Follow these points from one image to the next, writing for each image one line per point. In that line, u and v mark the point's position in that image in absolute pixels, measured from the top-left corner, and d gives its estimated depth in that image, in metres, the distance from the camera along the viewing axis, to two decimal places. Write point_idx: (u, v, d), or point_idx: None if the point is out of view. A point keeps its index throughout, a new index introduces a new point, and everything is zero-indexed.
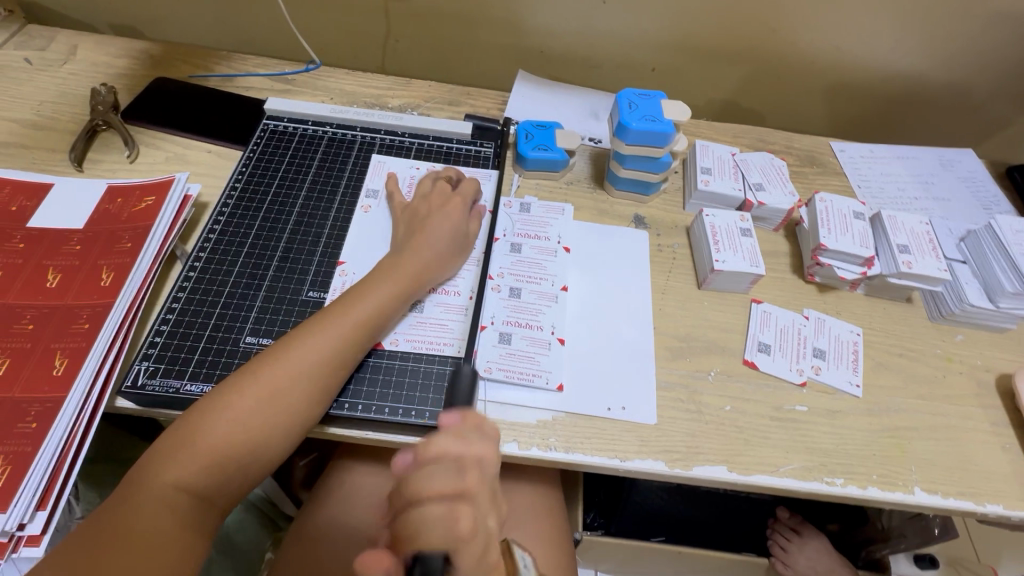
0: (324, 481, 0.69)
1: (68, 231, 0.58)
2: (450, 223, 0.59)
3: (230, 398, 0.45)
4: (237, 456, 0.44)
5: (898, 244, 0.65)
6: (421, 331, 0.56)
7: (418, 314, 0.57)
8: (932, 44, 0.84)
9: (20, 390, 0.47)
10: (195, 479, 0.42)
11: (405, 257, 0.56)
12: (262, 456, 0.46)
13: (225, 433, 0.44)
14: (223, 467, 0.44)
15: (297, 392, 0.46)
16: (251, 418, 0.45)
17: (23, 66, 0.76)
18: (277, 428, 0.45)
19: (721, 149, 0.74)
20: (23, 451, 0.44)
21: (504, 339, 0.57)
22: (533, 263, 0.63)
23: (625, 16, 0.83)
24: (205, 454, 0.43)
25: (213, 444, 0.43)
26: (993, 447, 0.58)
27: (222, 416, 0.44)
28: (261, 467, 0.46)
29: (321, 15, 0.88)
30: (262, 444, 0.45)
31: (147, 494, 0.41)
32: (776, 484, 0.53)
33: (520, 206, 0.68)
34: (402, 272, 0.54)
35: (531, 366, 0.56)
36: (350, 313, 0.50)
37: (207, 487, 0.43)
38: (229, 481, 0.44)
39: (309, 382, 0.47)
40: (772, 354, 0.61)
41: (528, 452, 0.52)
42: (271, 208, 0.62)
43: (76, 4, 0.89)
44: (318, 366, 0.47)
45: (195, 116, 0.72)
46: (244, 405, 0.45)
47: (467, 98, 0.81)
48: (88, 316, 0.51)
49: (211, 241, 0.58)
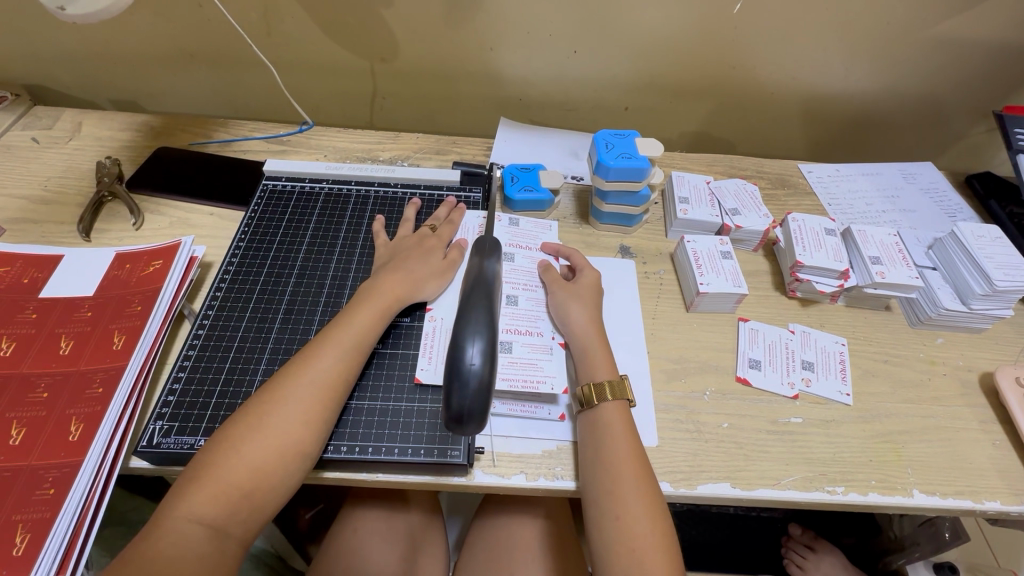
0: (337, 528, 0.70)
1: (80, 298, 0.60)
2: (425, 255, 0.62)
3: (234, 431, 0.47)
4: (243, 485, 0.45)
5: (870, 256, 0.68)
6: (515, 370, 0.56)
7: (508, 353, 0.57)
8: (879, 69, 0.91)
9: (37, 458, 0.48)
10: (205, 512, 0.43)
11: (382, 278, 0.59)
12: (271, 487, 0.46)
13: (227, 464, 0.45)
14: (231, 497, 0.44)
15: (292, 416, 0.47)
16: (249, 446, 0.46)
17: (30, 145, 0.80)
18: (273, 452, 0.46)
19: (696, 178, 0.79)
20: (43, 517, 0.45)
21: (506, 348, 0.58)
22: (527, 271, 0.66)
23: (595, 63, 0.89)
24: (212, 486, 0.44)
25: (218, 474, 0.44)
26: (984, 444, 0.60)
27: (231, 448, 0.46)
28: (272, 496, 0.46)
29: (311, 79, 0.93)
30: (262, 470, 0.45)
31: (163, 530, 0.42)
32: (780, 496, 0.54)
33: (510, 220, 0.71)
34: (383, 294, 0.57)
35: (535, 372, 0.56)
36: (335, 340, 0.52)
37: (221, 519, 0.44)
38: (240, 512, 0.44)
39: (306, 405, 0.48)
40: (763, 369, 0.63)
41: (537, 483, 0.53)
42: (267, 257, 0.65)
43: (80, 84, 0.94)
44: (313, 389, 0.49)
45: (197, 181, 0.76)
46: (247, 435, 0.46)
47: (453, 147, 0.86)
48: (101, 379, 0.53)
49: (220, 295, 0.61)
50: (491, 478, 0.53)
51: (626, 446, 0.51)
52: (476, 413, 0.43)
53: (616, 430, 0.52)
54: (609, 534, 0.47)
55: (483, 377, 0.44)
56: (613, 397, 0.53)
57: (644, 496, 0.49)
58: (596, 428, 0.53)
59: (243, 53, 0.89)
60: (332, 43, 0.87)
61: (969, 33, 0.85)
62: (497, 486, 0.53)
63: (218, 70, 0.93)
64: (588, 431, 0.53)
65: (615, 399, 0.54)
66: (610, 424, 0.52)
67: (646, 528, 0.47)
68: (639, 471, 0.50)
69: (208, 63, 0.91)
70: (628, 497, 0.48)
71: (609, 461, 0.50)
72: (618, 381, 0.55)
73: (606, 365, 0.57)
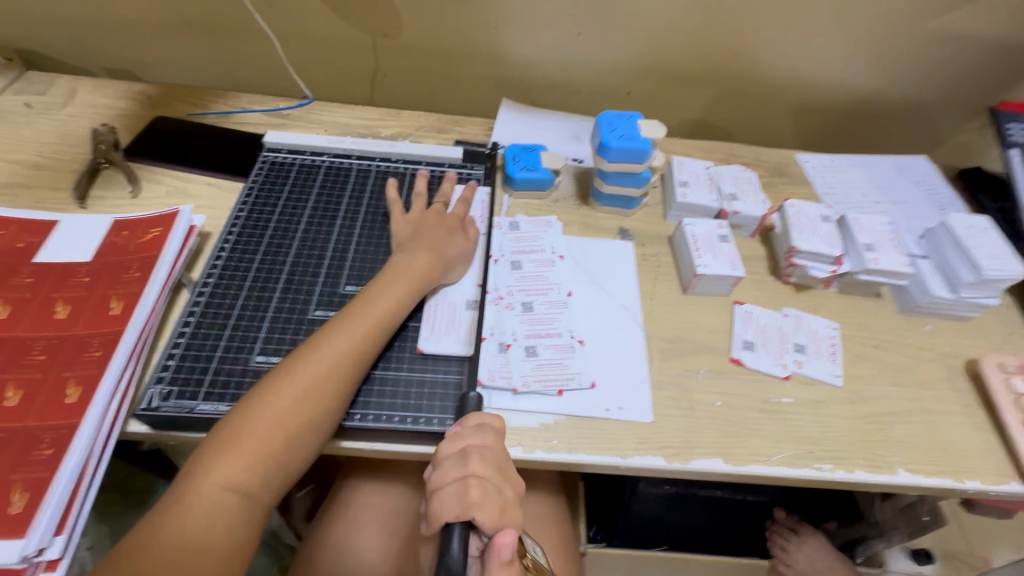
0: (333, 501, 0.70)
1: (75, 264, 0.59)
2: (449, 235, 0.64)
3: (266, 399, 0.47)
4: (278, 454, 0.45)
5: (864, 243, 0.69)
6: (544, 371, 0.58)
7: (534, 357, 0.59)
8: (878, 62, 0.92)
9: (34, 419, 0.48)
10: (238, 479, 0.44)
11: (418, 259, 0.60)
12: (302, 458, 0.47)
13: (265, 433, 0.45)
14: (266, 465, 0.45)
15: (331, 389, 0.48)
16: (288, 418, 0.46)
17: (23, 110, 0.78)
18: (309, 424, 0.47)
19: (695, 163, 0.79)
20: (39, 477, 0.45)
21: (531, 352, 0.60)
22: (536, 276, 0.66)
23: (599, 46, 0.89)
24: (250, 454, 0.45)
25: (256, 443, 0.45)
26: (967, 427, 0.61)
27: (262, 417, 0.46)
28: (303, 465, 0.47)
29: (312, 54, 0.92)
30: (299, 441, 0.46)
31: (197, 494, 0.42)
32: (769, 472, 0.55)
33: (510, 224, 0.72)
34: (412, 270, 0.58)
35: (563, 372, 0.59)
36: (367, 315, 0.53)
37: (253, 486, 0.44)
38: (273, 480, 0.45)
39: (339, 378, 0.49)
40: (756, 351, 0.64)
41: (533, 455, 0.54)
42: (284, 230, 0.65)
43: (75, 51, 0.93)
44: (345, 362, 0.50)
45: (194, 152, 0.75)
46: (281, 405, 0.46)
47: (455, 125, 0.86)
48: (99, 343, 0.53)
49: (235, 266, 0.61)
50: None
51: None
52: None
53: None
54: None
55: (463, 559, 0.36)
56: None
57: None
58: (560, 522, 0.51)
59: (243, 24, 0.88)
60: (334, 17, 0.87)
61: (967, 27, 0.87)
62: None
63: (217, 41, 0.91)
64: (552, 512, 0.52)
65: None
66: None
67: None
68: None
69: (207, 33, 0.90)
70: None
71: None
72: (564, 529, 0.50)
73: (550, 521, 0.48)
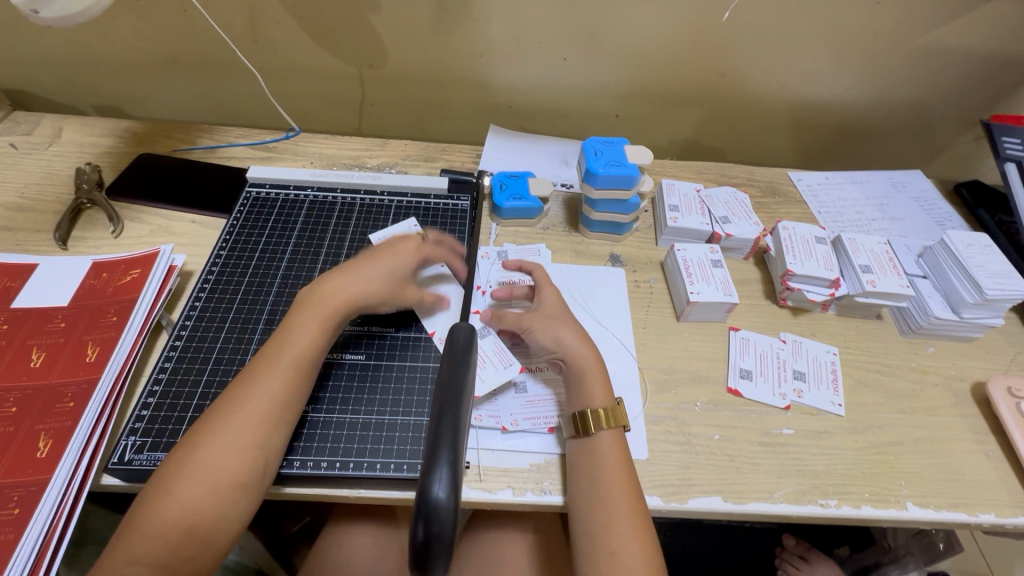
0: (320, 545, 0.68)
1: (53, 309, 0.58)
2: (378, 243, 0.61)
3: (166, 467, 0.45)
4: (178, 522, 0.42)
5: (861, 264, 0.68)
6: (533, 409, 0.57)
7: (523, 394, 0.58)
8: (868, 78, 0.91)
9: (3, 476, 0.46)
10: (144, 552, 0.41)
11: (328, 285, 0.56)
12: (208, 522, 0.43)
13: (163, 503, 0.43)
14: (168, 536, 0.42)
15: (229, 444, 0.45)
16: (183, 483, 0.43)
17: (8, 151, 0.78)
18: (206, 485, 0.43)
19: (686, 186, 0.78)
20: (5, 539, 0.43)
21: (521, 388, 0.58)
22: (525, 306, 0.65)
23: (586, 70, 0.89)
24: (147, 526, 0.42)
25: (153, 516, 0.42)
26: (977, 455, 0.59)
27: (161, 486, 0.44)
28: (215, 531, 0.43)
29: (299, 86, 0.92)
30: (201, 505, 0.43)
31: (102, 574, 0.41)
32: (772, 510, 0.53)
33: (498, 254, 0.70)
34: (331, 301, 0.54)
35: (553, 408, 0.57)
36: (273, 360, 0.50)
37: (157, 560, 0.41)
38: (182, 550, 0.42)
39: (236, 431, 0.46)
40: (754, 380, 0.62)
41: (524, 498, 0.51)
42: (259, 269, 0.63)
43: (64, 90, 0.93)
44: (242, 414, 0.46)
45: (179, 189, 0.74)
46: (177, 470, 0.44)
47: (442, 154, 0.85)
48: (73, 393, 0.51)
49: (202, 308, 0.59)
50: (476, 494, 0.51)
51: (619, 479, 0.50)
52: (440, 551, 0.35)
53: (613, 465, 0.50)
54: (600, 569, 0.46)
55: (450, 514, 0.36)
56: (610, 426, 0.52)
57: (640, 531, 0.48)
58: (588, 456, 0.51)
59: (230, 59, 0.88)
60: (320, 50, 0.87)
61: (956, 43, 0.86)
62: (484, 501, 0.51)
63: (204, 76, 0.91)
64: (583, 460, 0.51)
65: (611, 428, 0.52)
66: (606, 457, 0.51)
67: (640, 569, 0.46)
68: (631, 498, 0.49)
69: (194, 69, 0.90)
70: (624, 534, 0.47)
71: (606, 501, 0.48)
72: (614, 408, 0.53)
73: (602, 390, 0.55)
